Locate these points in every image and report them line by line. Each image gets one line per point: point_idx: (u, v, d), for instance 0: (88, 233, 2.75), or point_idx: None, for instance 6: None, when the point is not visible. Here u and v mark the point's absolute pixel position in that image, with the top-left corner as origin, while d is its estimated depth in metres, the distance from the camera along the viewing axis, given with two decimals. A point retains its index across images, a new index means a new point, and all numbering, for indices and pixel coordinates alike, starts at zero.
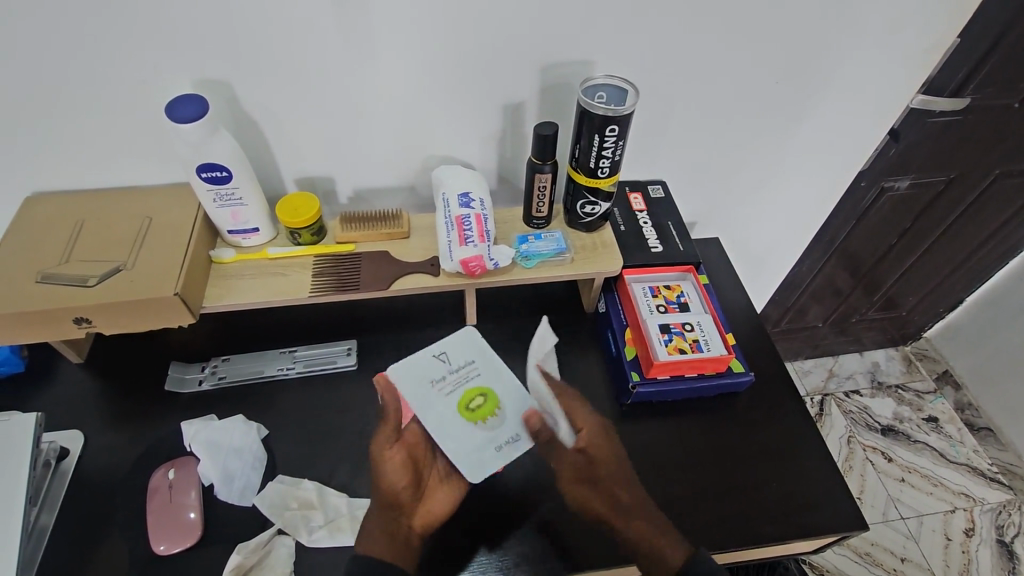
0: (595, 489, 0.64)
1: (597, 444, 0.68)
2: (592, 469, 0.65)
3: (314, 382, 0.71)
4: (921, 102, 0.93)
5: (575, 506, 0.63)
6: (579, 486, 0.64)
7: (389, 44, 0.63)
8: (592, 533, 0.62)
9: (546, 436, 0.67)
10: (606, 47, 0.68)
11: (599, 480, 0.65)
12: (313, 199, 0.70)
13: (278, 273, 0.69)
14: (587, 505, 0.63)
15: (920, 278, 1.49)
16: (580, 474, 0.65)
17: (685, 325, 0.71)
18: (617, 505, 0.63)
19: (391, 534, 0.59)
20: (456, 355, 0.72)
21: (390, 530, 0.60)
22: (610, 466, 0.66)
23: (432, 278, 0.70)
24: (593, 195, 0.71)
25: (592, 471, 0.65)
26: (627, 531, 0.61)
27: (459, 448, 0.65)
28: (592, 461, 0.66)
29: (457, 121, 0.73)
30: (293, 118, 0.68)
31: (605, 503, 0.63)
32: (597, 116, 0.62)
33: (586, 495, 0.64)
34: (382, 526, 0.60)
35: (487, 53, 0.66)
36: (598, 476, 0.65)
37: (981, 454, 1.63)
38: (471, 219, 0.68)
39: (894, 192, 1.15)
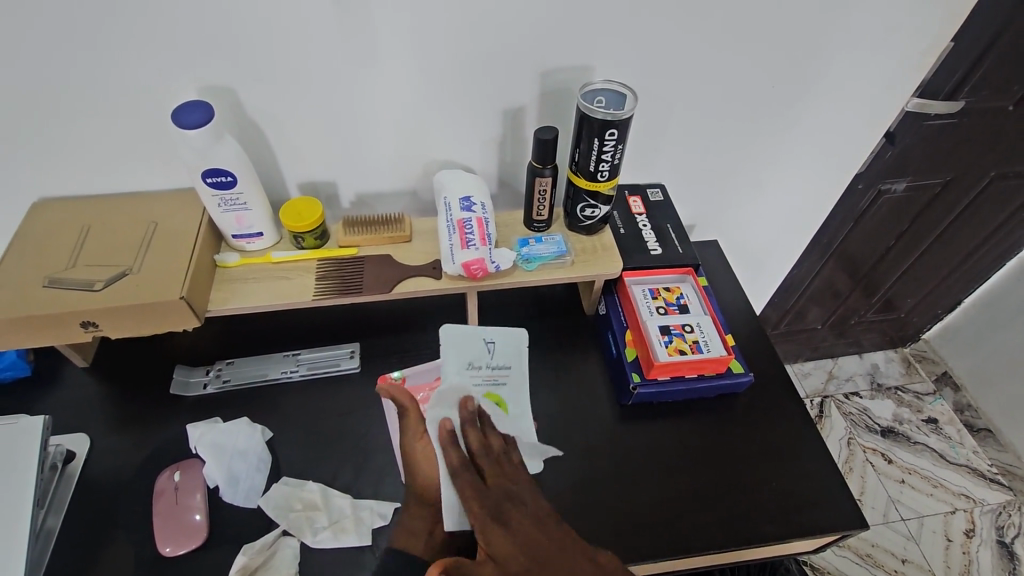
0: (504, 547, 0.55)
1: (507, 464, 0.62)
2: (501, 507, 0.58)
3: (317, 385, 0.72)
4: (916, 105, 0.94)
5: (486, 559, 0.55)
6: (495, 532, 0.56)
7: (390, 50, 0.64)
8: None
9: (456, 459, 0.60)
10: (606, 52, 0.69)
11: (509, 521, 0.57)
12: (316, 203, 0.71)
13: (282, 277, 0.70)
14: (495, 553, 0.55)
15: (918, 280, 1.50)
16: (489, 521, 0.56)
17: (685, 326, 0.72)
18: (534, 549, 0.55)
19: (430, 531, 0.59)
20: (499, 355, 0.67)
21: (429, 528, 0.59)
22: (519, 497, 0.59)
23: (434, 281, 0.71)
24: (592, 198, 0.72)
25: (500, 512, 0.57)
26: (563, 575, 0.54)
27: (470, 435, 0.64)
28: (506, 497, 0.59)
29: (458, 126, 0.74)
30: (296, 124, 0.69)
31: (531, 543, 0.56)
32: (597, 120, 0.63)
33: (506, 545, 0.55)
34: (421, 524, 0.59)
35: (488, 59, 0.67)
36: (507, 516, 0.57)
37: (981, 455, 1.64)
38: (472, 222, 0.69)
39: (890, 194, 1.16)
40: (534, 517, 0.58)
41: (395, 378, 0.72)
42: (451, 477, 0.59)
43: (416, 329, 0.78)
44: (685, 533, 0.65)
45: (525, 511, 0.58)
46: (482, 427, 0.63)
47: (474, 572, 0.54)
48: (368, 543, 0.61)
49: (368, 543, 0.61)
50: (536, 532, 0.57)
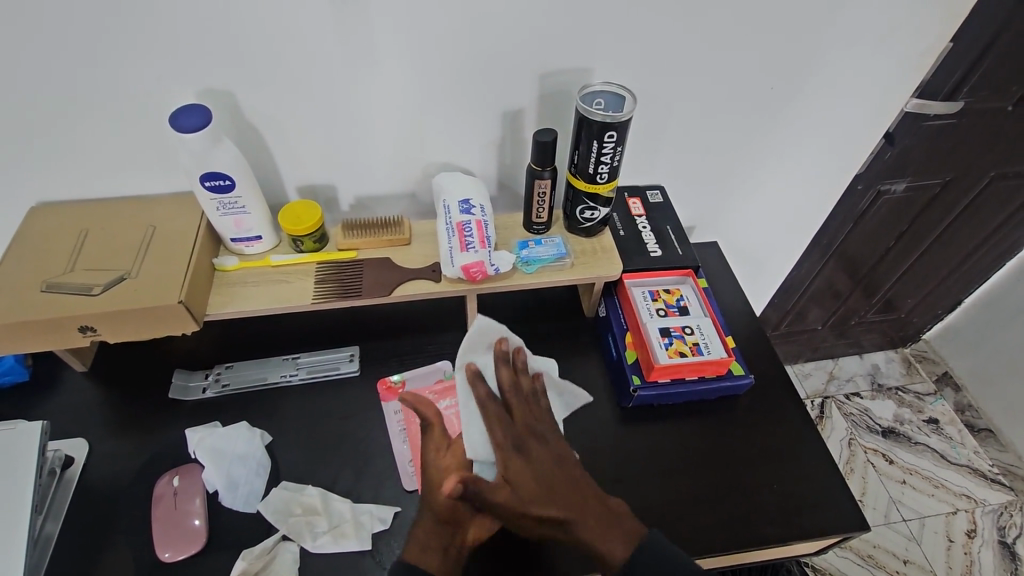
0: (520, 479, 0.57)
1: (533, 405, 0.64)
2: (522, 440, 0.60)
3: (317, 389, 0.72)
4: (915, 105, 0.94)
5: (504, 484, 0.57)
6: (515, 462, 0.58)
7: (389, 53, 0.64)
8: (518, 512, 0.56)
9: (484, 394, 0.62)
10: (605, 54, 0.69)
11: (529, 453, 0.59)
12: (314, 207, 0.71)
13: (281, 281, 0.70)
14: (513, 482, 0.57)
15: (918, 280, 1.50)
16: (511, 450, 0.59)
17: (685, 328, 0.72)
18: (548, 482, 0.57)
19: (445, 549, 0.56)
20: None
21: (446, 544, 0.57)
22: (541, 432, 0.62)
23: (433, 284, 0.71)
24: (592, 200, 0.72)
25: (524, 445, 0.60)
26: (568, 513, 0.56)
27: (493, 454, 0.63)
28: (529, 432, 0.61)
29: (457, 129, 0.74)
30: (295, 127, 0.69)
31: (546, 484, 0.57)
32: (596, 122, 0.63)
33: (523, 472, 0.58)
34: (437, 541, 0.57)
35: (487, 61, 0.67)
36: (529, 450, 0.59)
37: (982, 455, 1.63)
38: (471, 225, 0.69)
39: (890, 195, 1.16)
40: (552, 454, 0.60)
41: (394, 381, 0.72)
42: (481, 410, 0.62)
43: (415, 332, 0.78)
44: (686, 537, 0.64)
45: (543, 449, 0.60)
46: (515, 366, 0.64)
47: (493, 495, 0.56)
48: (369, 547, 0.60)
49: (369, 547, 0.60)
50: (553, 469, 0.59)
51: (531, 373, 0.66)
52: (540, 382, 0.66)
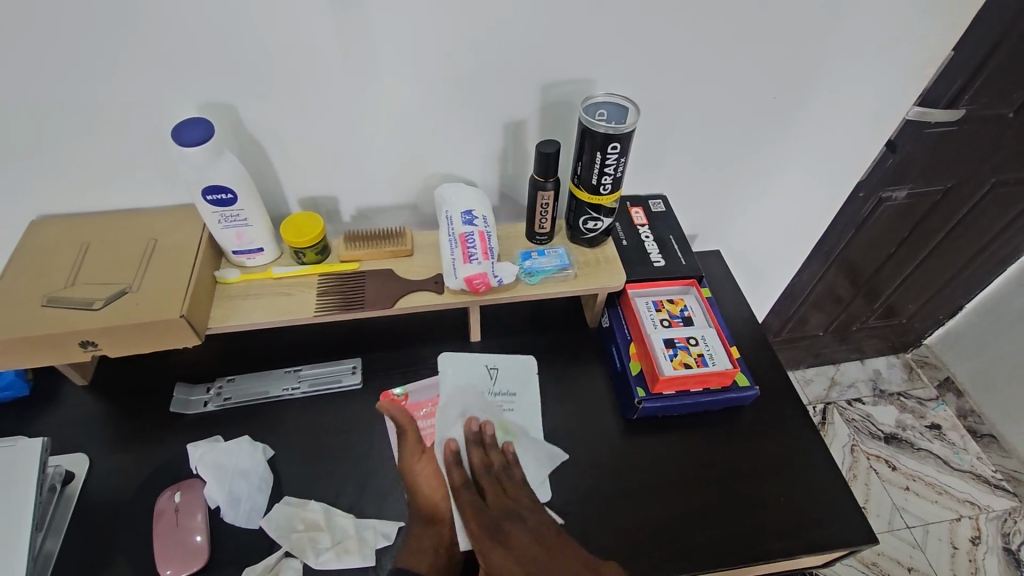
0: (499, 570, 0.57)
1: (505, 480, 0.64)
2: (498, 524, 0.60)
3: (319, 402, 0.71)
4: (917, 113, 0.94)
5: (484, 570, 0.58)
6: (492, 546, 0.59)
7: (392, 66, 0.64)
8: None
9: (459, 478, 0.63)
10: (607, 65, 0.69)
11: (507, 537, 0.59)
12: (316, 218, 0.70)
13: (283, 293, 0.69)
14: (493, 570, 0.58)
15: (919, 286, 1.51)
16: (489, 539, 0.59)
17: (689, 339, 0.71)
18: (529, 563, 0.57)
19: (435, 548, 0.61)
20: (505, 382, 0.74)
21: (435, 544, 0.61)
22: (515, 511, 0.61)
23: (436, 296, 0.70)
24: (595, 211, 0.71)
25: (500, 531, 0.60)
26: None
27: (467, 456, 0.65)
28: (502, 513, 0.61)
29: (459, 140, 0.74)
30: (297, 140, 0.69)
31: (526, 568, 0.57)
32: (599, 134, 0.63)
33: (503, 561, 0.58)
34: (424, 542, 0.61)
35: (489, 73, 0.67)
36: (506, 535, 0.59)
37: (985, 461, 1.63)
38: (475, 236, 0.69)
39: (892, 202, 1.17)
40: (530, 534, 0.60)
41: (397, 394, 0.71)
42: (453, 494, 0.63)
43: (417, 345, 0.77)
44: (693, 551, 0.64)
45: (516, 522, 0.60)
46: (485, 445, 0.66)
47: None
48: (372, 564, 0.60)
49: (372, 564, 0.60)
50: (534, 545, 0.59)
51: (502, 447, 0.66)
52: (511, 452, 0.66)
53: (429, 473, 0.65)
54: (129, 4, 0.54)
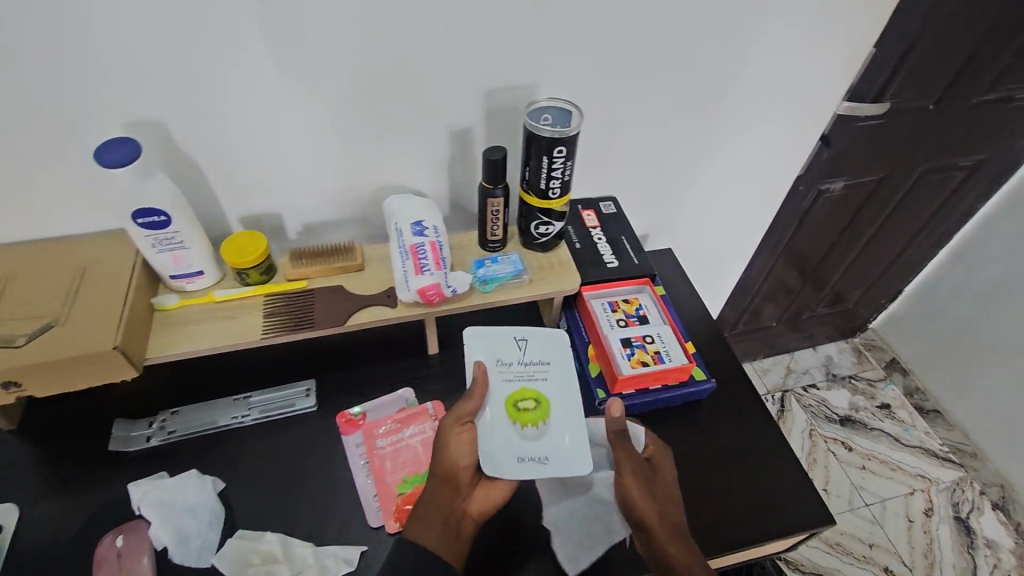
0: (647, 493, 0.61)
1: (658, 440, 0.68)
2: (656, 464, 0.64)
3: (272, 429, 0.68)
4: (847, 108, 0.98)
5: (649, 479, 0.62)
6: (652, 471, 0.63)
7: (332, 76, 0.63)
8: (638, 510, 0.60)
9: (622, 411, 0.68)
10: (549, 71, 0.70)
11: (663, 474, 0.64)
12: (259, 237, 0.68)
13: (227, 317, 0.66)
14: (653, 484, 0.62)
15: (863, 271, 1.58)
16: (649, 463, 0.64)
17: (646, 337, 0.72)
18: (667, 502, 0.62)
19: (445, 520, 0.58)
20: (536, 351, 0.68)
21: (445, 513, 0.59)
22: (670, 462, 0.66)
23: (389, 309, 0.68)
24: (546, 215, 0.71)
25: (657, 468, 0.64)
26: (678, 533, 0.60)
27: (498, 438, 0.62)
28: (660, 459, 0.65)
29: (405, 149, 0.73)
30: (236, 155, 0.67)
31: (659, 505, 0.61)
32: (545, 138, 0.63)
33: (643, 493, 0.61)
34: (436, 510, 0.58)
35: (432, 80, 0.66)
36: (662, 474, 0.64)
37: (932, 435, 1.70)
38: (425, 247, 0.67)
39: (830, 193, 1.22)
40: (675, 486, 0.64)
41: (354, 413, 0.69)
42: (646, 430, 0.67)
43: (374, 361, 0.75)
44: None
45: (667, 466, 0.65)
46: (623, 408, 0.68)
47: (631, 480, 0.62)
48: None
49: None
50: (674, 496, 0.63)
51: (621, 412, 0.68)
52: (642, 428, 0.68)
53: (465, 442, 0.62)
54: (41, 19, 0.51)
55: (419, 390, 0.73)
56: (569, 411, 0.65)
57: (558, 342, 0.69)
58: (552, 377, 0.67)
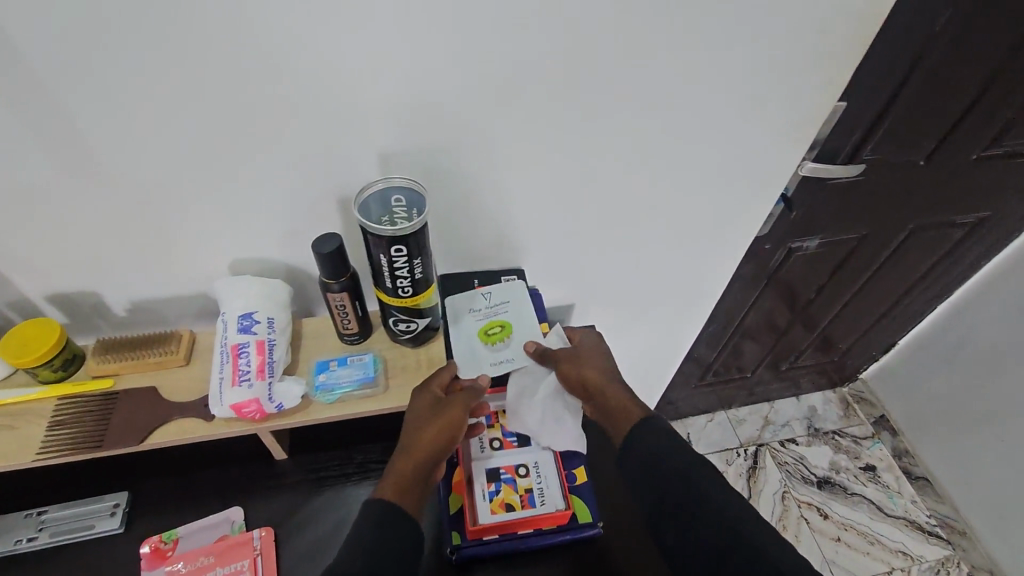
0: (571, 367, 0.61)
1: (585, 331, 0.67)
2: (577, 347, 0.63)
3: (62, 557, 0.57)
4: (813, 169, 0.82)
5: (570, 357, 0.62)
6: (578, 353, 0.62)
7: (118, 145, 0.50)
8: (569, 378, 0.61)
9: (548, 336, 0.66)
10: (412, 139, 0.56)
11: (584, 353, 0.63)
12: (55, 325, 0.56)
13: (6, 426, 0.55)
14: (575, 358, 0.62)
15: (849, 323, 1.43)
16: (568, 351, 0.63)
17: (519, 469, 0.61)
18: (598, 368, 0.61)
19: (422, 480, 0.53)
20: (498, 295, 0.68)
21: (422, 471, 0.53)
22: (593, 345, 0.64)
23: (204, 424, 0.56)
24: (404, 313, 0.59)
25: (576, 351, 0.63)
26: (601, 383, 0.59)
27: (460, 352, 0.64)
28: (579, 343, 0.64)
29: (242, 223, 0.60)
30: (19, 231, 0.55)
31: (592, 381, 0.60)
32: (382, 235, 0.50)
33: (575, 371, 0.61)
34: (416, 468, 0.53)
35: (254, 148, 0.53)
36: (581, 352, 0.62)
37: (919, 505, 1.55)
38: (249, 348, 0.56)
39: (802, 252, 1.08)
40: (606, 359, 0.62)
41: (163, 541, 0.58)
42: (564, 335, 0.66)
43: (205, 470, 0.63)
44: None
45: (591, 344, 0.64)
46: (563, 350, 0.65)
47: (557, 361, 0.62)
48: None
49: None
50: (603, 362, 0.62)
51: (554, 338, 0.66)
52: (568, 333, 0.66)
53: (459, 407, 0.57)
54: None
55: (251, 510, 0.61)
56: (529, 330, 0.65)
57: (521, 291, 0.68)
58: (512, 312, 0.66)
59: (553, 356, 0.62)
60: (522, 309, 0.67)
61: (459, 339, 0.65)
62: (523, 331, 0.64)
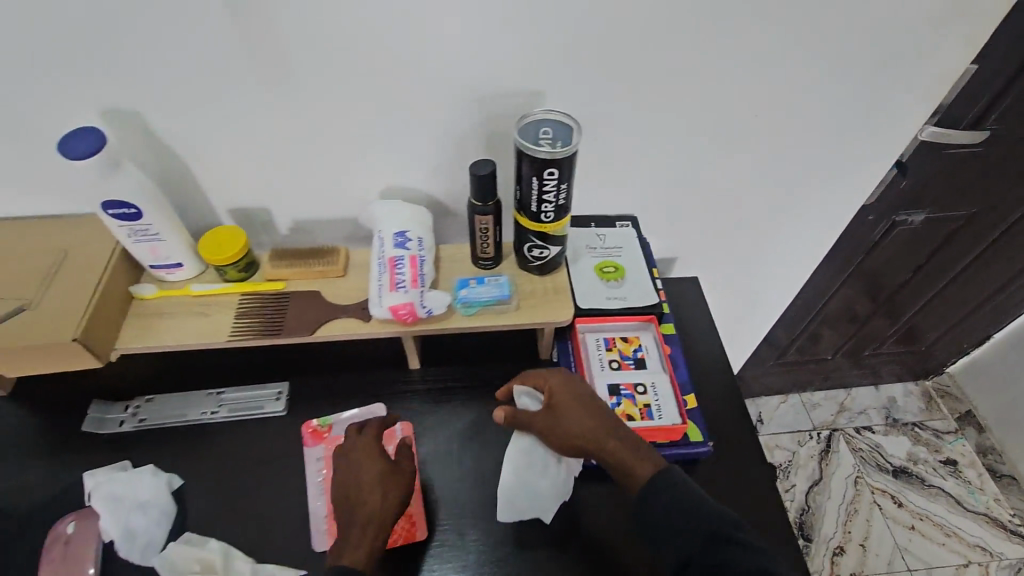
0: (554, 432, 0.59)
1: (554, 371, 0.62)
2: (551, 399, 0.60)
3: (237, 429, 0.67)
4: (933, 134, 0.82)
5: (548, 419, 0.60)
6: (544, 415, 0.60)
7: (310, 72, 0.57)
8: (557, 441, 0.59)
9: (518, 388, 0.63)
10: (560, 76, 0.61)
11: (557, 406, 0.59)
12: (240, 233, 0.65)
13: (201, 313, 0.65)
14: (556, 416, 0.59)
15: (941, 312, 1.39)
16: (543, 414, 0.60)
17: (638, 386, 0.64)
18: (580, 426, 0.58)
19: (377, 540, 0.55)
20: (611, 240, 0.75)
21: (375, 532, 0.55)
22: (556, 390, 0.60)
23: (362, 324, 0.64)
24: (540, 239, 0.64)
25: (551, 402, 0.60)
26: (592, 443, 0.57)
27: (580, 284, 0.71)
28: (552, 391, 0.60)
29: (396, 153, 0.66)
30: (217, 148, 0.63)
31: (588, 424, 0.58)
32: (536, 157, 0.55)
33: (569, 410, 0.59)
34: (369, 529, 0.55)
35: (420, 81, 0.59)
36: (555, 404, 0.59)
37: (1002, 503, 1.50)
38: (404, 260, 0.63)
39: (907, 226, 1.05)
40: (588, 404, 0.59)
41: (319, 425, 0.67)
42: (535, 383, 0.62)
43: (350, 371, 0.72)
44: None
45: (565, 392, 0.60)
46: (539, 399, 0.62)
47: (538, 424, 0.60)
48: None
49: None
50: (581, 413, 0.58)
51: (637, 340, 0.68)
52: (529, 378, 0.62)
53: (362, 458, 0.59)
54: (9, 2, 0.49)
55: (391, 408, 0.69)
56: (643, 272, 0.73)
57: (629, 241, 0.75)
58: (625, 256, 0.74)
59: (536, 423, 0.60)
60: (632, 252, 0.74)
61: (578, 273, 0.72)
62: (635, 273, 0.72)
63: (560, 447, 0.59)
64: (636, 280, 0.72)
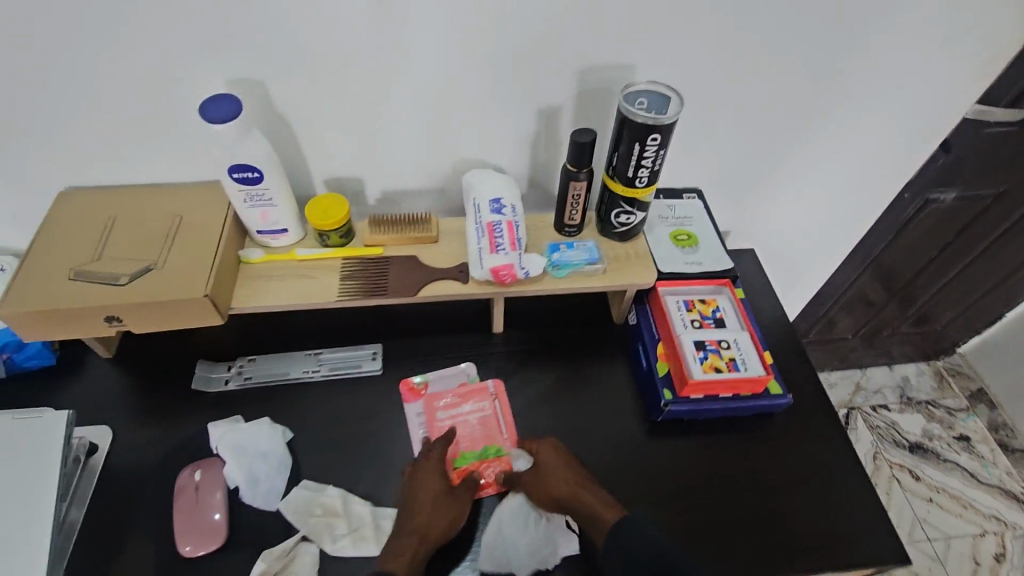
0: (533, 485, 0.63)
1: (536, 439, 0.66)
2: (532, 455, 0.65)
3: (338, 387, 0.71)
4: (976, 111, 0.89)
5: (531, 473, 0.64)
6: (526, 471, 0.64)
7: (424, 46, 0.61)
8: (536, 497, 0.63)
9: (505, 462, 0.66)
10: (653, 52, 0.64)
11: (539, 463, 0.64)
12: (342, 202, 0.68)
13: (306, 276, 0.68)
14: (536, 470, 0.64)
15: (959, 293, 1.45)
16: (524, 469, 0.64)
17: (722, 342, 0.69)
18: (557, 482, 0.62)
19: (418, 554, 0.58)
20: (681, 210, 0.80)
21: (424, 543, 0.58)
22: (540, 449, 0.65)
23: (460, 285, 0.69)
24: (629, 204, 0.69)
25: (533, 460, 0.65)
26: (567, 496, 0.62)
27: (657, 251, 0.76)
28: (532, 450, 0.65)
29: (489, 125, 0.70)
30: (323, 119, 0.67)
31: (567, 478, 0.63)
32: (640, 124, 0.59)
33: (550, 465, 0.64)
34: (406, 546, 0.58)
35: (524, 56, 0.63)
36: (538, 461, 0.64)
37: (1015, 476, 1.57)
38: (502, 226, 0.67)
39: (938, 205, 1.10)
40: (569, 463, 0.64)
41: (417, 382, 0.71)
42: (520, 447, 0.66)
43: (438, 334, 0.76)
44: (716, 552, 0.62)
45: (547, 450, 0.65)
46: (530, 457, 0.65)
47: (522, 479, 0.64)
48: None
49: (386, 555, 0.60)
50: (562, 469, 0.63)
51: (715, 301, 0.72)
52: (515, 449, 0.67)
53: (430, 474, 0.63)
54: None
55: (481, 368, 0.73)
56: (715, 240, 0.77)
57: (697, 211, 0.80)
58: (696, 225, 0.78)
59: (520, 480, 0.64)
60: (703, 221, 0.79)
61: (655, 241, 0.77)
62: (708, 240, 0.77)
63: (539, 503, 0.63)
64: (708, 248, 0.77)
